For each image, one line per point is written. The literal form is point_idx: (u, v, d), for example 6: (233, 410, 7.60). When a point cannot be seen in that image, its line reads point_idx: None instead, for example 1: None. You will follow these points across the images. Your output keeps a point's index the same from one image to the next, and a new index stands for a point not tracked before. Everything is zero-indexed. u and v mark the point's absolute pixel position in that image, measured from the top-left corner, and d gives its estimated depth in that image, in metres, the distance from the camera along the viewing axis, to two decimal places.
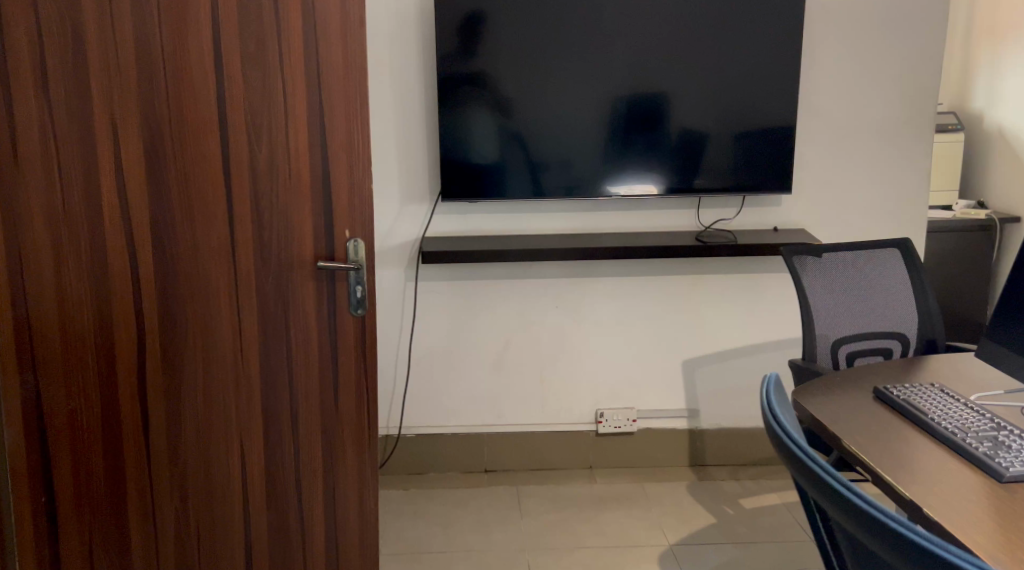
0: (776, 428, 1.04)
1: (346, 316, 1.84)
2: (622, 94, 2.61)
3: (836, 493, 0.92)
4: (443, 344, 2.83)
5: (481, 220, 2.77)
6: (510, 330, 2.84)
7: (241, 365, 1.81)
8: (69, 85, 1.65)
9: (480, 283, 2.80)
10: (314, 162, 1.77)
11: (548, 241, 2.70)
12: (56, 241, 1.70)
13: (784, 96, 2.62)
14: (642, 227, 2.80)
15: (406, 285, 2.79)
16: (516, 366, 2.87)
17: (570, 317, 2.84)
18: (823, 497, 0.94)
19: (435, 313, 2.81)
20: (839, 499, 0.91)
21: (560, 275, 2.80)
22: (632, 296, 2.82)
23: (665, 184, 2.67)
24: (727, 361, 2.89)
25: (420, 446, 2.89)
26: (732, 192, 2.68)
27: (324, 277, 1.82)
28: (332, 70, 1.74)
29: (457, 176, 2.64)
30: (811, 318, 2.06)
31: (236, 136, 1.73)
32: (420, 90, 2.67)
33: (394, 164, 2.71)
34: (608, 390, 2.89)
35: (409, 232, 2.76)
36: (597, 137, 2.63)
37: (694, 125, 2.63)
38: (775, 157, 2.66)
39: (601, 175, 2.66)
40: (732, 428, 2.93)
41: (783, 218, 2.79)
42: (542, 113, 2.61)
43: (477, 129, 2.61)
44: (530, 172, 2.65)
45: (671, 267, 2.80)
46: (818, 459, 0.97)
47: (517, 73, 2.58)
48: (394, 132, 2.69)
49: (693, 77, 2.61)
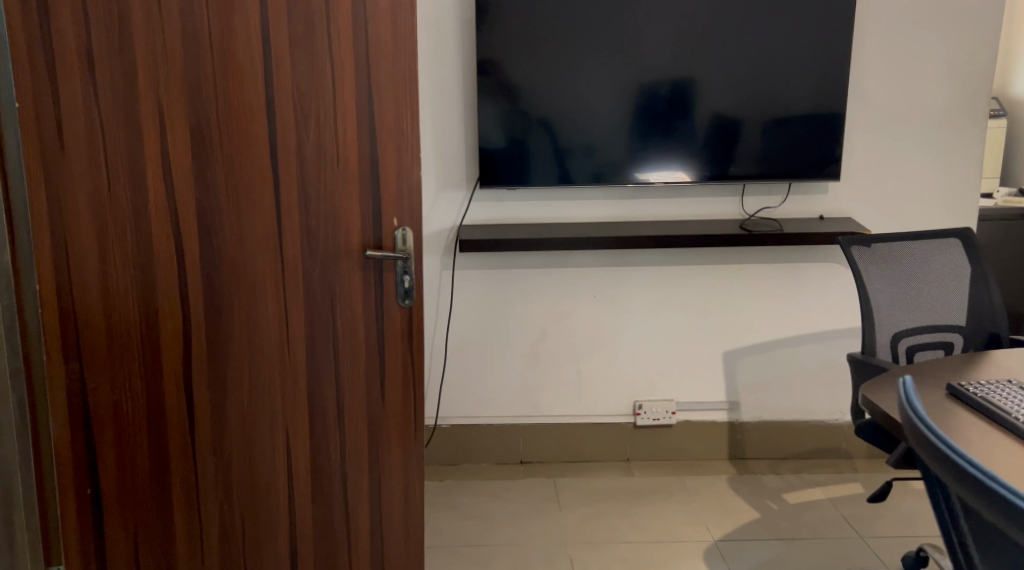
0: (915, 418, 1.05)
1: (394, 306, 1.80)
2: (665, 78, 2.54)
3: (977, 483, 0.93)
4: (479, 333, 2.79)
5: (520, 207, 2.72)
6: (548, 320, 2.79)
7: (286, 358, 1.77)
8: (114, 69, 1.61)
9: (518, 272, 2.75)
10: (362, 148, 1.72)
11: (588, 229, 2.65)
12: (102, 229, 1.65)
13: (832, 81, 2.54)
14: (684, 215, 2.74)
15: (442, 274, 2.74)
16: (554, 356, 2.82)
17: (609, 307, 2.78)
18: (964, 487, 0.96)
19: (471, 302, 2.77)
20: (981, 489, 0.93)
21: (599, 264, 2.74)
22: (673, 286, 2.76)
23: (708, 171, 2.60)
24: (769, 352, 2.83)
25: (454, 437, 2.85)
26: (777, 179, 2.61)
27: (371, 267, 1.77)
28: (382, 51, 1.68)
29: (494, 163, 2.59)
30: (870, 311, 2.00)
31: (284, 122, 1.69)
32: (457, 75, 2.61)
33: (430, 150, 2.66)
34: (646, 382, 2.84)
35: (445, 219, 2.71)
36: (639, 123, 2.57)
37: (739, 111, 2.56)
38: (821, 143, 2.59)
39: (641, 161, 2.59)
40: (774, 421, 2.87)
41: (829, 207, 2.72)
42: (583, 98, 2.54)
43: (516, 115, 2.55)
44: (570, 158, 2.59)
45: (712, 256, 2.74)
46: (972, 459, 0.96)
47: (557, 58, 2.51)
48: (431, 118, 2.63)
49: (739, 61, 2.53)
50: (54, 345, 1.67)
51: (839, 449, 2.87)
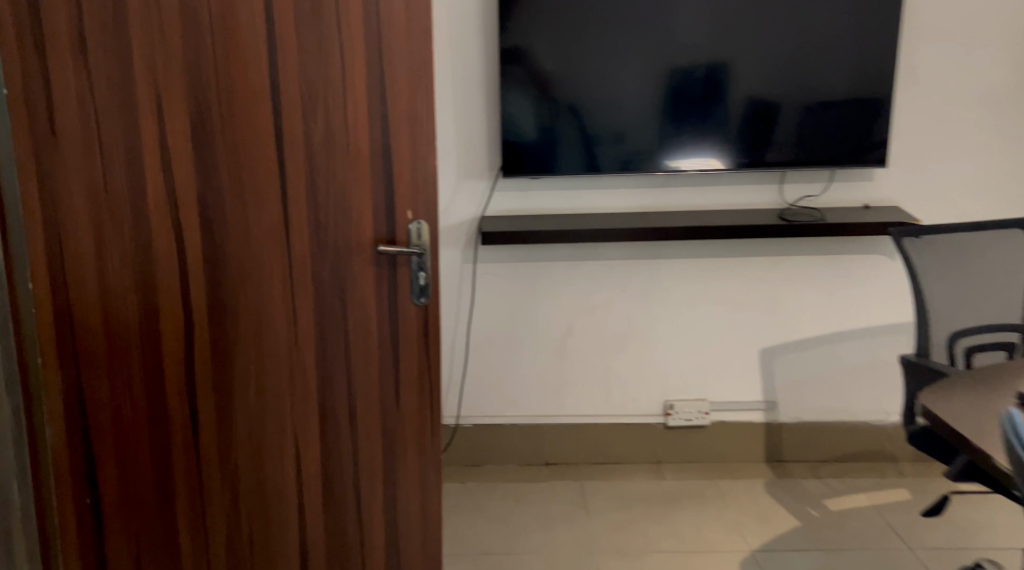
0: None
1: (408, 304, 1.71)
2: (699, 60, 2.39)
3: None
4: (503, 329, 2.67)
5: (545, 197, 2.59)
6: (575, 315, 2.66)
7: (296, 360, 1.67)
8: (107, 49, 1.50)
9: (543, 266, 2.62)
10: (373, 138, 1.63)
11: (618, 220, 2.51)
12: (98, 223, 1.54)
13: (881, 61, 2.38)
14: (719, 205, 2.59)
15: (463, 267, 2.63)
16: (581, 354, 2.69)
17: (639, 302, 2.65)
18: None
19: (494, 296, 2.65)
20: None
21: (629, 257, 2.61)
22: (706, 280, 2.62)
23: (747, 158, 2.45)
24: (809, 350, 2.68)
25: (478, 437, 2.74)
26: (821, 166, 2.46)
27: (384, 263, 1.68)
28: (394, 32, 1.59)
29: (520, 151, 2.46)
30: (926, 313, 1.86)
31: (290, 108, 1.58)
32: (479, 58, 2.48)
33: (451, 138, 2.54)
34: (678, 380, 2.70)
35: (467, 210, 2.58)
36: (672, 108, 2.42)
37: (780, 94, 2.41)
38: (867, 127, 2.43)
39: (674, 148, 2.45)
40: (815, 422, 2.72)
41: (874, 195, 2.56)
42: (612, 82, 2.40)
43: (542, 101, 2.42)
44: (599, 146, 2.45)
45: (749, 248, 2.59)
46: None
47: (585, 40, 2.37)
48: (452, 105, 2.51)
49: (779, 40, 2.37)
50: (49, 348, 1.56)
51: (884, 452, 2.72)
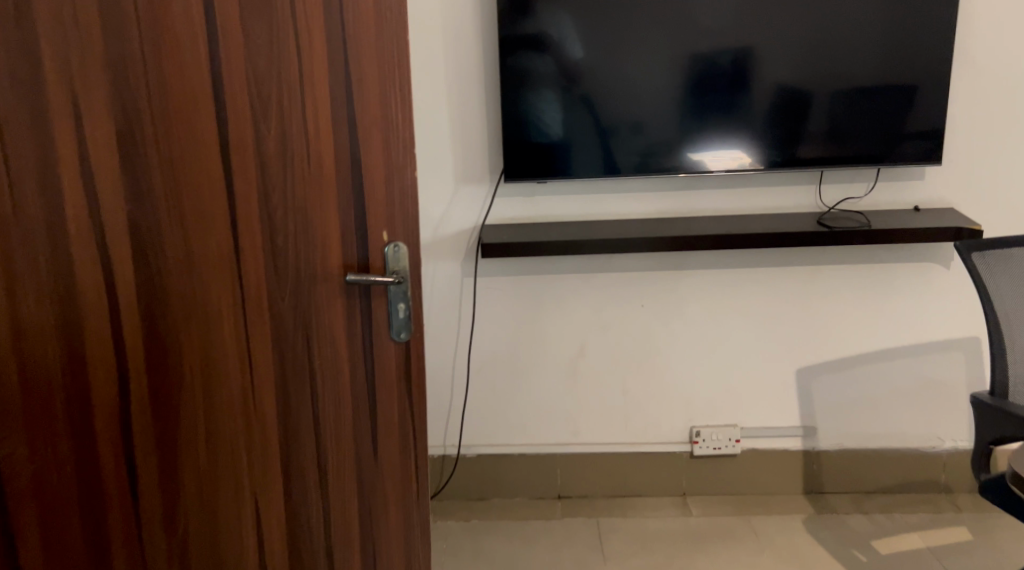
0: None
1: (387, 342, 1.45)
2: (726, 45, 2.10)
3: None
4: (508, 349, 2.41)
5: (553, 203, 2.32)
6: (588, 334, 2.39)
7: (252, 412, 1.43)
8: (11, 46, 1.26)
9: (552, 279, 2.35)
10: (339, 147, 1.37)
11: (635, 228, 2.24)
12: (7, 256, 1.31)
13: (935, 43, 2.08)
14: (749, 209, 2.30)
15: (463, 281, 2.37)
16: (596, 375, 2.42)
17: (660, 319, 2.37)
18: None
19: (498, 313, 2.39)
20: None
21: (648, 269, 2.33)
22: (736, 293, 2.34)
23: (782, 157, 2.17)
24: (852, 370, 2.39)
25: (482, 469, 2.48)
26: (868, 165, 2.16)
27: (357, 295, 1.43)
28: (360, 20, 1.33)
29: (523, 156, 2.19)
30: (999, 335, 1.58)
31: (238, 112, 1.33)
32: (476, 49, 2.21)
33: (447, 139, 2.27)
34: (705, 404, 2.43)
35: (465, 219, 2.32)
36: (695, 103, 2.14)
37: (820, 84, 2.11)
38: (917, 119, 2.13)
39: (697, 147, 2.17)
40: (859, 450, 2.43)
41: (926, 196, 2.26)
42: (626, 73, 2.12)
43: (547, 99, 2.15)
44: (613, 147, 2.18)
45: (783, 257, 2.31)
46: None
47: (594, 28, 2.09)
48: (447, 102, 2.24)
49: (817, 21, 2.08)
50: None
51: (937, 482, 2.43)
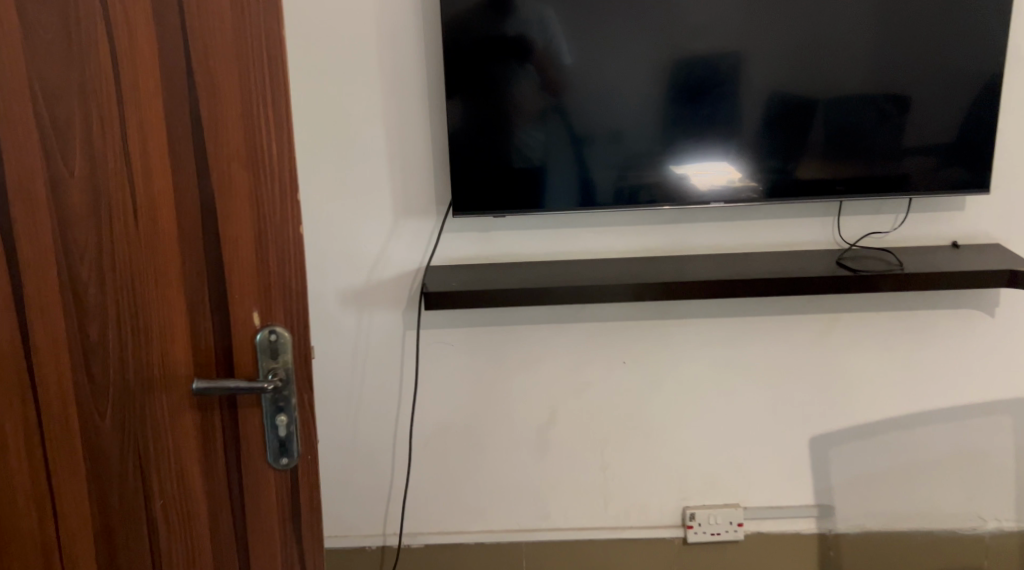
0: None
1: (263, 468, 1.13)
2: (732, 47, 1.69)
3: None
4: (463, 419, 1.99)
5: (515, 241, 1.89)
6: (560, 399, 1.98)
7: (56, 549, 1.14)
8: None
9: (516, 333, 1.94)
10: (184, 205, 1.05)
11: (614, 270, 1.83)
12: None
13: (977, 44, 1.68)
14: (753, 245, 1.89)
15: (406, 334, 1.94)
16: (569, 447, 2.01)
17: (646, 380, 1.97)
18: None
19: (449, 374, 1.96)
20: None
21: (630, 320, 1.92)
22: (737, 349, 1.94)
23: (799, 183, 1.76)
24: (876, 438, 1.99)
25: (433, 561, 2.07)
26: (894, 192, 1.76)
27: (215, 405, 1.11)
28: (211, 11, 1.01)
29: (472, 187, 1.76)
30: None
31: (20, 148, 1.04)
32: (417, 52, 1.77)
33: (382, 162, 1.83)
34: (700, 480, 2.03)
35: (408, 257, 1.89)
36: (672, 120, 1.72)
37: (828, 94, 1.71)
38: (976, 136, 1.73)
39: (706, 171, 1.75)
40: (883, 532, 2.05)
41: (966, 230, 1.86)
42: (621, 80, 1.70)
43: (498, 115, 1.72)
44: (582, 173, 1.75)
45: (793, 306, 1.91)
46: None
47: (545, 27, 1.67)
48: (384, 118, 1.81)
49: (848, 17, 1.67)
50: None
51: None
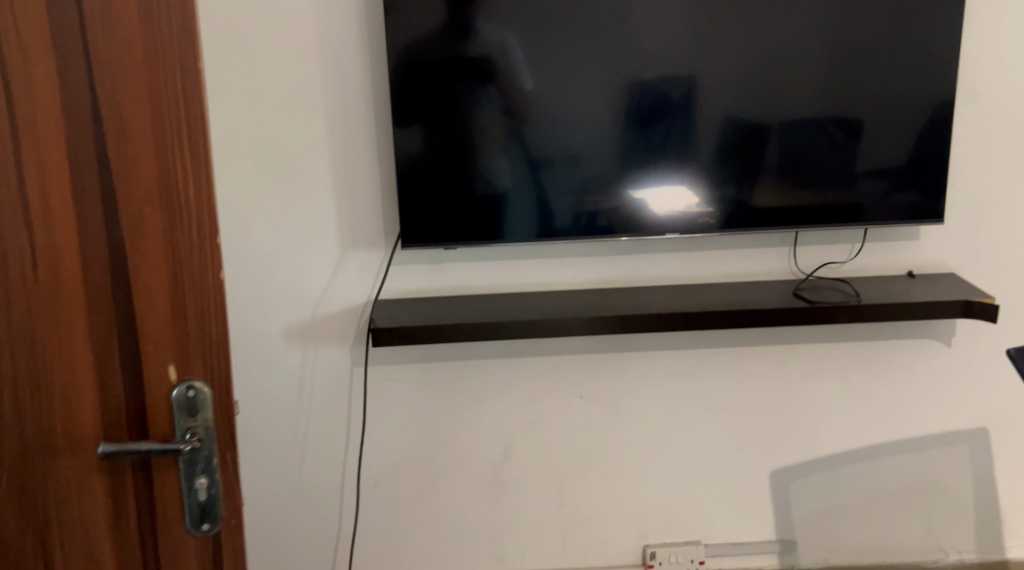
0: None
1: (182, 533, 1.07)
2: (686, 75, 1.66)
3: None
4: (414, 459, 1.91)
5: (465, 273, 1.83)
6: (514, 436, 1.91)
7: None
8: None
9: (468, 369, 1.87)
10: (90, 251, 0.99)
11: (567, 303, 1.77)
12: None
13: (928, 73, 1.67)
14: (709, 276, 1.85)
15: (353, 372, 1.86)
16: (525, 486, 1.95)
17: (603, 416, 1.91)
18: None
19: (399, 413, 1.89)
20: None
21: (586, 354, 1.87)
22: (694, 383, 1.90)
23: (757, 212, 1.73)
24: (837, 470, 1.96)
25: None
26: (851, 222, 1.74)
27: (128, 468, 1.05)
28: (122, 51, 0.97)
29: (423, 219, 1.70)
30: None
31: None
32: (361, 80, 1.71)
33: (326, 193, 1.76)
34: (660, 517, 1.98)
35: (354, 292, 1.81)
36: (627, 148, 1.68)
37: (785, 121, 1.69)
38: (929, 164, 1.72)
39: (664, 201, 1.71)
40: (846, 566, 2.01)
41: (921, 259, 1.84)
42: (577, 107, 1.66)
43: (451, 145, 1.66)
44: (538, 203, 1.70)
45: (751, 337, 1.87)
46: None
47: (497, 53, 1.62)
48: (328, 148, 1.74)
49: (800, 44, 1.65)
50: None
51: None
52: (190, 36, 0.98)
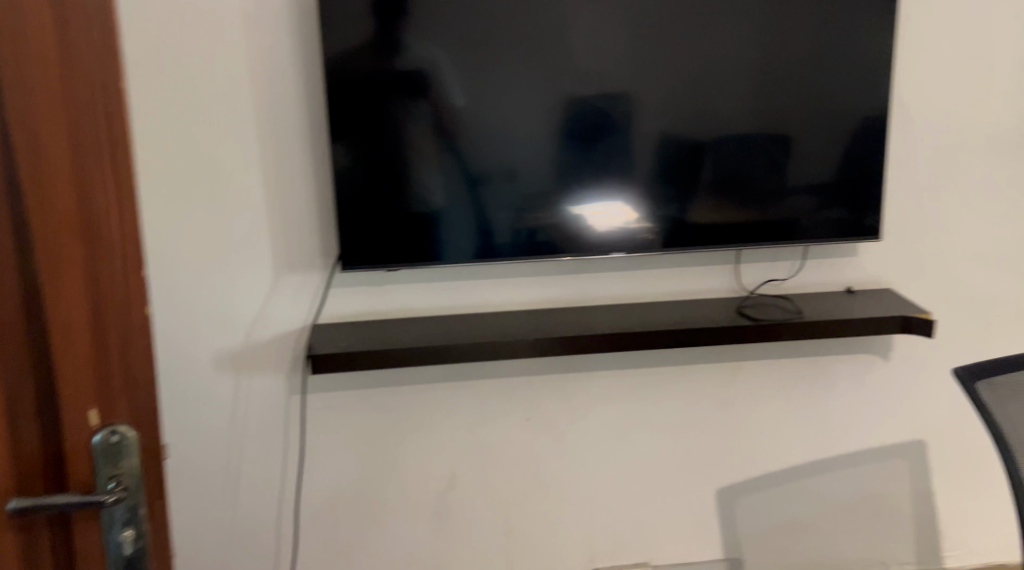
0: None
1: None
2: (625, 92, 1.65)
3: None
4: (355, 489, 1.84)
5: (407, 295, 1.77)
6: (458, 462, 1.86)
7: None
8: None
9: (411, 394, 1.81)
10: (0, 286, 0.89)
11: (512, 324, 1.74)
12: None
13: (863, 93, 1.70)
14: (654, 294, 1.84)
15: (289, 400, 1.78)
16: (471, 513, 1.89)
17: (549, 438, 1.87)
18: None
19: (338, 441, 1.81)
20: None
21: (531, 375, 1.83)
22: (640, 402, 1.88)
23: (698, 230, 1.72)
24: (781, 486, 1.96)
25: None
26: (791, 239, 1.75)
27: (43, 524, 0.96)
28: (35, 67, 0.88)
29: (360, 239, 1.64)
30: (998, 430, 1.28)
31: None
32: (296, 97, 1.65)
33: (259, 213, 1.69)
34: (608, 539, 1.95)
35: (289, 316, 1.74)
36: (567, 165, 1.66)
37: (723, 139, 1.69)
38: (865, 182, 1.74)
39: (605, 219, 1.69)
40: None
41: (860, 275, 1.87)
42: (516, 124, 1.63)
43: (388, 162, 1.61)
44: (478, 222, 1.66)
45: (696, 355, 1.86)
46: None
47: (435, 68, 1.58)
48: (262, 166, 1.66)
49: (737, 63, 1.66)
50: None
51: None
52: (111, 57, 0.93)
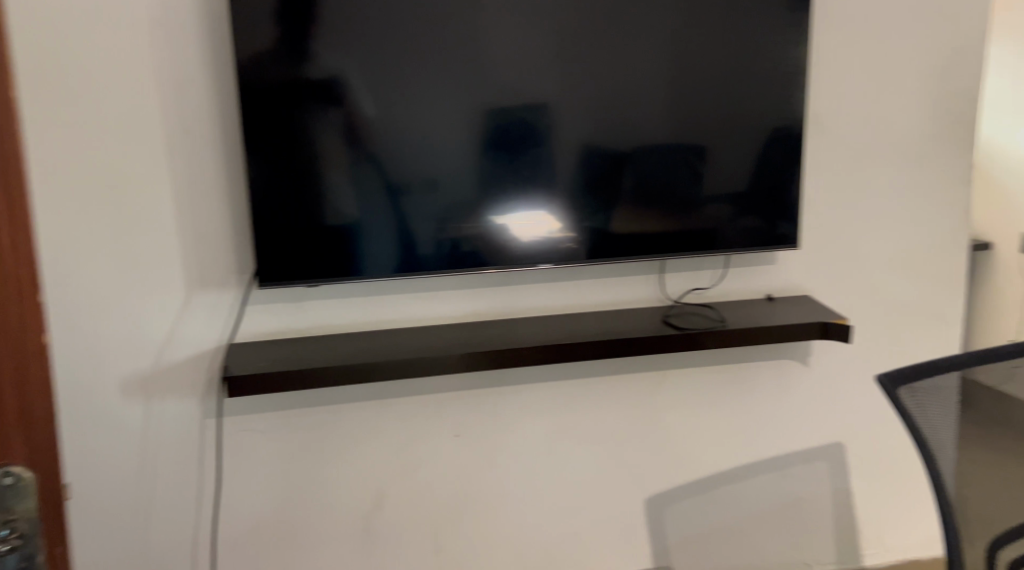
0: None
1: None
2: (547, 103, 1.63)
3: None
4: (276, 514, 1.76)
5: (329, 311, 1.71)
6: (385, 482, 1.81)
7: None
8: None
9: (334, 413, 1.75)
10: None
11: (438, 339, 1.70)
12: None
13: (778, 105, 1.73)
14: (580, 305, 1.83)
15: (204, 423, 1.69)
16: (399, 534, 1.84)
17: (478, 454, 1.84)
18: None
19: (258, 465, 1.73)
20: None
21: (458, 390, 1.79)
22: (569, 414, 1.87)
23: (622, 240, 1.72)
24: (707, 493, 1.98)
25: None
26: (712, 248, 1.77)
27: None
28: None
29: (276, 254, 1.58)
30: (921, 435, 1.27)
31: None
32: (207, 107, 1.57)
33: (168, 228, 1.60)
34: (539, 553, 1.92)
35: (202, 335, 1.65)
36: (489, 176, 1.63)
37: (643, 149, 1.69)
38: (782, 191, 1.77)
39: (529, 230, 1.67)
40: None
41: (779, 283, 1.91)
42: (437, 135, 1.59)
43: (304, 174, 1.56)
44: (399, 234, 1.62)
45: (623, 366, 1.86)
46: None
47: (351, 77, 1.54)
48: (170, 179, 1.58)
49: (656, 74, 1.67)
50: None
51: None
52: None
